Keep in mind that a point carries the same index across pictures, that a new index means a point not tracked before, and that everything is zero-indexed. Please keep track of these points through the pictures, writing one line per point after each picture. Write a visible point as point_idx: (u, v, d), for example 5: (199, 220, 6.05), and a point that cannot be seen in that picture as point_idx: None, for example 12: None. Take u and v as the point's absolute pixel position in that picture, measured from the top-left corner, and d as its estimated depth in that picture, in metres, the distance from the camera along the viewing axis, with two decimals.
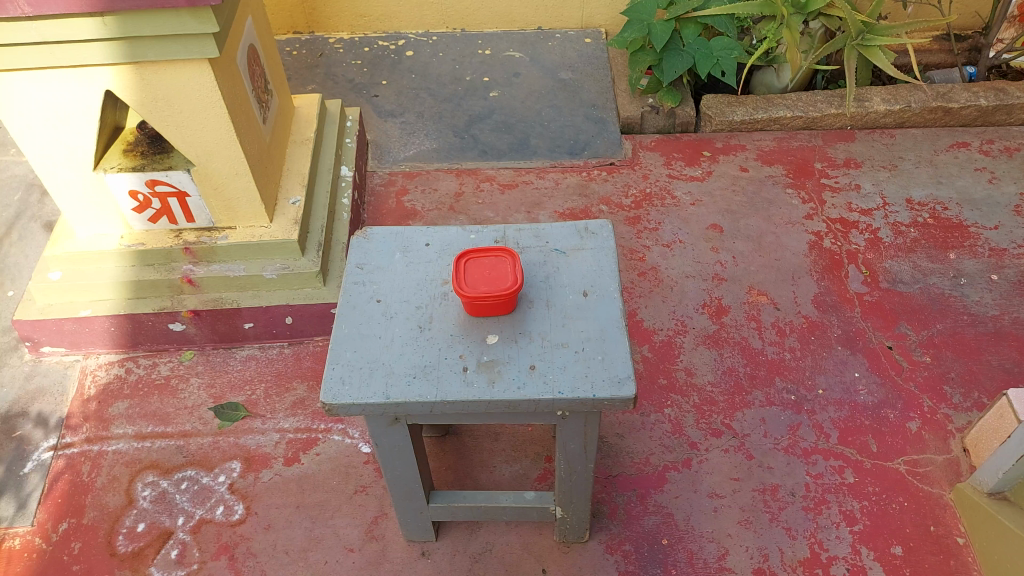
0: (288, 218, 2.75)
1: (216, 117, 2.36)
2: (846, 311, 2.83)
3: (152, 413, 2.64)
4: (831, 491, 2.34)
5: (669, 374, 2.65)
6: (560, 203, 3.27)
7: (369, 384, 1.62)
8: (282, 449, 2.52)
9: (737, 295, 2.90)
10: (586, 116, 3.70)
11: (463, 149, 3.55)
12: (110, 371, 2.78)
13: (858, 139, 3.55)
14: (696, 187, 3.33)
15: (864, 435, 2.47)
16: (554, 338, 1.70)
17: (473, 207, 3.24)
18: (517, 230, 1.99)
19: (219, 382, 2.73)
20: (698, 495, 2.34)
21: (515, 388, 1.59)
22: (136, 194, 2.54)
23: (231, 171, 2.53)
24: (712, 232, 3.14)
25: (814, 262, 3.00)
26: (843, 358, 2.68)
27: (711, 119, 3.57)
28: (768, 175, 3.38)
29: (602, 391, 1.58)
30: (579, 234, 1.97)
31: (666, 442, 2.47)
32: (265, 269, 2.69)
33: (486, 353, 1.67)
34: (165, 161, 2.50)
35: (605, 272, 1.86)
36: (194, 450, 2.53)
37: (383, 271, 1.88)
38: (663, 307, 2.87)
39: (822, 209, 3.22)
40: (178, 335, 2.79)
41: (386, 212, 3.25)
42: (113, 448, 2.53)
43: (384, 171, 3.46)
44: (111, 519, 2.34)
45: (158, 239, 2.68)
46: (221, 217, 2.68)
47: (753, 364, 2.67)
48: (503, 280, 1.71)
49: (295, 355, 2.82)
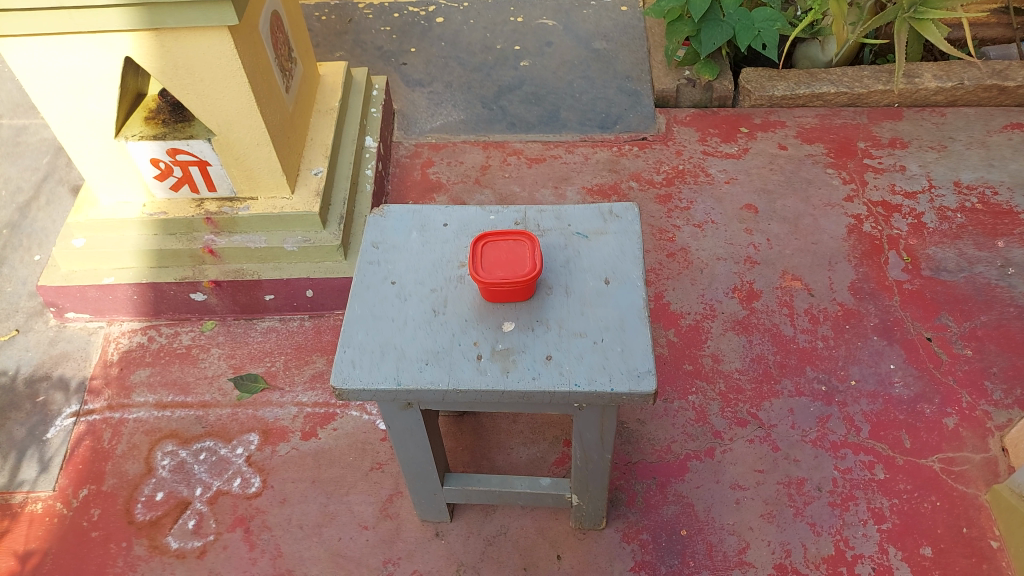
0: (309, 190, 2.70)
1: (237, 86, 2.30)
2: (884, 299, 2.71)
3: (172, 382, 2.64)
4: (860, 488, 2.25)
5: (695, 360, 2.57)
6: (588, 178, 3.18)
7: (380, 367, 1.58)
8: (300, 423, 2.51)
9: (769, 279, 2.79)
10: (619, 88, 3.56)
11: (490, 121, 3.46)
12: (132, 338, 2.79)
13: (906, 117, 3.37)
14: (731, 164, 3.21)
15: (896, 429, 2.37)
16: (572, 326, 1.63)
17: (500, 181, 3.18)
18: (538, 211, 1.91)
19: (239, 353, 2.72)
20: (720, 486, 2.28)
21: (529, 378, 1.54)
22: (157, 162, 2.51)
23: (253, 142, 2.48)
24: (747, 213, 3.02)
25: (853, 247, 2.88)
26: (879, 349, 2.57)
27: (749, 94, 3.42)
28: (808, 154, 3.23)
29: (620, 384, 1.52)
30: (603, 216, 1.88)
31: (689, 431, 2.40)
32: (285, 242, 2.66)
33: (501, 341, 1.61)
34: (187, 130, 2.45)
35: (628, 257, 1.78)
36: (212, 421, 2.53)
37: (398, 250, 1.82)
38: (691, 290, 2.77)
39: (863, 191, 3.08)
40: (200, 304, 2.79)
41: (410, 185, 3.19)
42: (134, 416, 2.55)
43: (410, 142, 3.39)
44: (130, 487, 2.37)
45: (179, 208, 2.66)
46: (243, 188, 2.65)
47: (783, 352, 2.58)
48: (519, 265, 1.65)
49: (316, 328, 2.79)
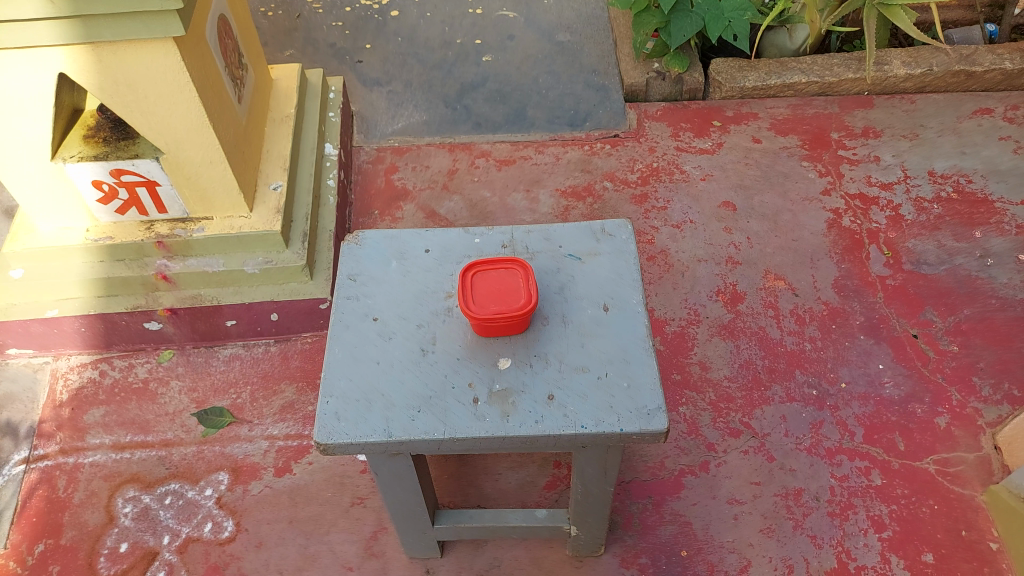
0: (270, 207, 2.52)
1: (186, 100, 2.12)
2: (868, 296, 2.67)
3: (130, 421, 2.45)
4: (858, 495, 2.21)
5: (683, 369, 2.49)
6: (561, 179, 3.07)
7: (367, 419, 1.44)
8: (272, 458, 2.35)
9: (752, 280, 2.72)
10: (587, 83, 3.44)
11: (455, 122, 3.30)
12: (82, 374, 2.58)
13: (877, 105, 3.33)
14: (706, 160, 3.12)
15: (890, 432, 2.33)
16: (572, 360, 1.52)
17: (468, 186, 3.05)
18: (526, 231, 1.79)
19: (202, 386, 2.54)
20: (717, 501, 2.20)
21: (532, 422, 1.42)
22: (100, 184, 2.30)
23: (205, 159, 2.30)
24: (725, 211, 2.94)
25: (833, 242, 2.83)
26: (867, 349, 2.53)
27: (720, 86, 3.33)
28: (782, 147, 3.17)
29: (629, 424, 1.42)
30: (595, 235, 1.77)
31: (682, 444, 2.32)
32: (246, 264, 2.49)
33: (498, 380, 1.49)
34: (131, 148, 2.25)
35: (625, 280, 1.67)
36: (176, 461, 2.36)
37: (377, 283, 1.68)
38: (674, 295, 2.69)
39: (840, 183, 3.03)
40: (155, 334, 2.59)
41: (374, 193, 3.03)
42: (90, 460, 2.36)
43: (371, 146, 3.22)
44: (91, 539, 2.20)
45: (127, 232, 2.46)
46: (197, 207, 2.46)
47: (771, 356, 2.52)
48: (513, 296, 1.52)
49: (282, 353, 2.61)
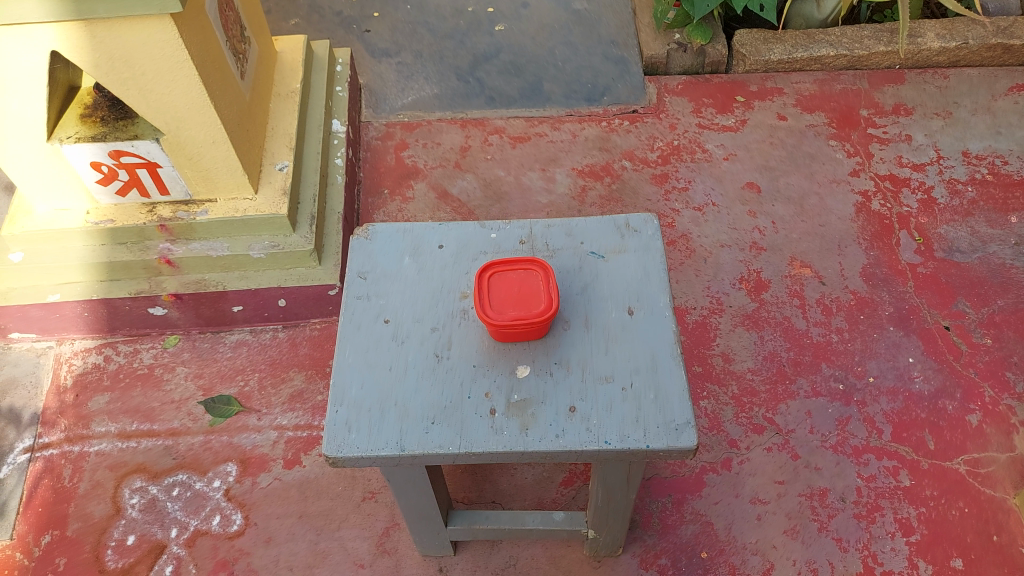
0: (275, 188, 2.42)
1: (184, 78, 2.00)
2: (898, 285, 2.56)
3: (135, 409, 2.38)
4: (885, 496, 2.14)
5: (705, 361, 2.40)
6: (578, 158, 2.95)
7: (379, 430, 1.36)
8: (281, 450, 2.29)
9: (777, 267, 2.62)
10: (605, 55, 3.28)
11: (468, 96, 3.17)
12: (86, 359, 2.49)
13: (908, 81, 3.17)
14: (729, 139, 2.99)
15: (919, 429, 2.26)
16: (596, 369, 1.44)
17: (481, 164, 2.94)
18: (546, 225, 1.69)
19: (208, 372, 2.46)
20: (740, 500, 2.14)
21: (553, 437, 1.35)
22: (99, 165, 2.20)
23: (208, 139, 2.19)
24: (750, 193, 2.83)
25: (862, 228, 2.71)
26: (896, 341, 2.43)
27: (744, 59, 3.17)
28: (809, 125, 3.03)
29: (656, 441, 1.34)
30: (619, 231, 1.67)
31: (703, 440, 2.24)
32: (251, 248, 2.39)
33: (517, 391, 1.41)
34: (130, 128, 2.15)
35: (652, 280, 1.57)
36: (183, 451, 2.29)
37: (390, 281, 1.58)
38: (696, 282, 2.59)
39: (869, 164, 2.90)
40: (159, 318, 2.51)
41: (384, 171, 2.92)
42: (95, 449, 2.29)
43: (380, 121, 3.09)
44: (97, 532, 2.13)
45: (128, 215, 2.36)
46: (199, 189, 2.35)
47: (797, 348, 2.43)
48: (533, 300, 1.44)
49: (290, 340, 2.53)
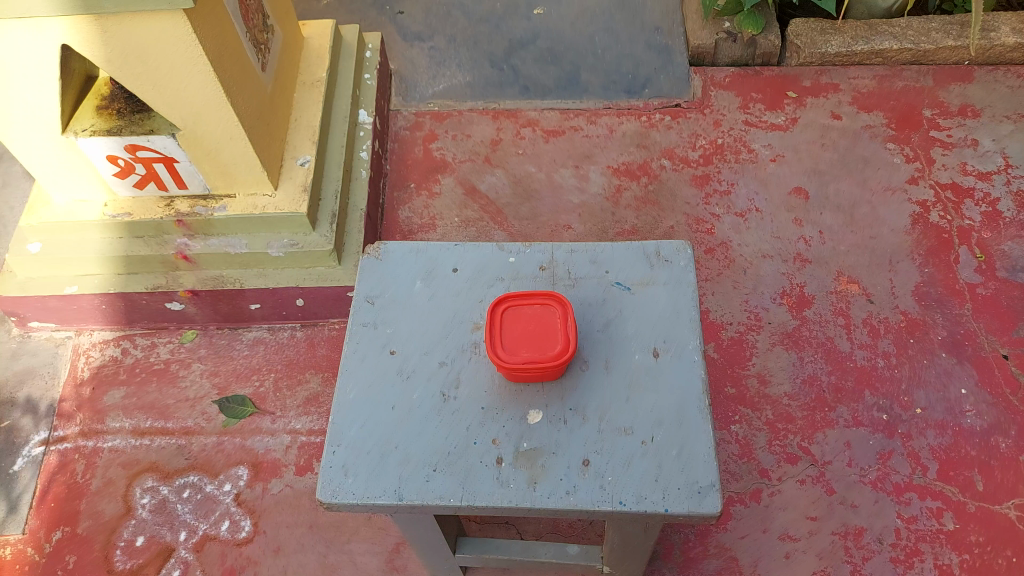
0: (295, 184, 2.33)
1: (202, 73, 1.91)
2: (953, 307, 2.38)
3: (150, 405, 2.35)
4: (926, 540, 2.00)
5: (739, 381, 2.27)
6: (614, 155, 2.80)
7: (378, 476, 1.30)
8: (294, 456, 2.24)
9: (822, 282, 2.46)
10: (648, 43, 3.09)
11: (501, 85, 3.02)
12: (104, 351, 2.48)
13: (978, 79, 2.92)
14: (777, 138, 2.81)
15: (967, 468, 2.10)
16: (615, 419, 1.35)
17: (512, 159, 2.81)
18: (569, 250, 1.60)
19: (224, 371, 2.42)
20: (768, 536, 2.02)
21: (563, 493, 1.27)
22: (115, 158, 2.13)
23: (225, 135, 2.11)
24: (796, 199, 2.65)
25: (918, 242, 2.52)
26: (948, 369, 2.26)
27: (798, 51, 2.96)
28: (865, 125, 2.82)
29: (676, 505, 1.25)
30: (649, 260, 1.57)
31: (732, 468, 2.12)
32: (270, 246, 2.31)
33: (527, 439, 1.33)
34: (147, 122, 2.07)
35: (682, 320, 1.47)
36: (196, 452, 2.26)
37: (400, 308, 1.52)
38: (733, 295, 2.44)
39: (929, 171, 2.69)
40: (176, 313, 2.47)
41: (411, 164, 2.81)
42: (109, 445, 2.28)
43: (409, 110, 2.97)
44: (107, 531, 2.13)
45: (146, 208, 2.31)
46: (217, 182, 2.28)
47: (838, 372, 2.27)
48: (548, 341, 1.34)
49: (309, 340, 2.47)
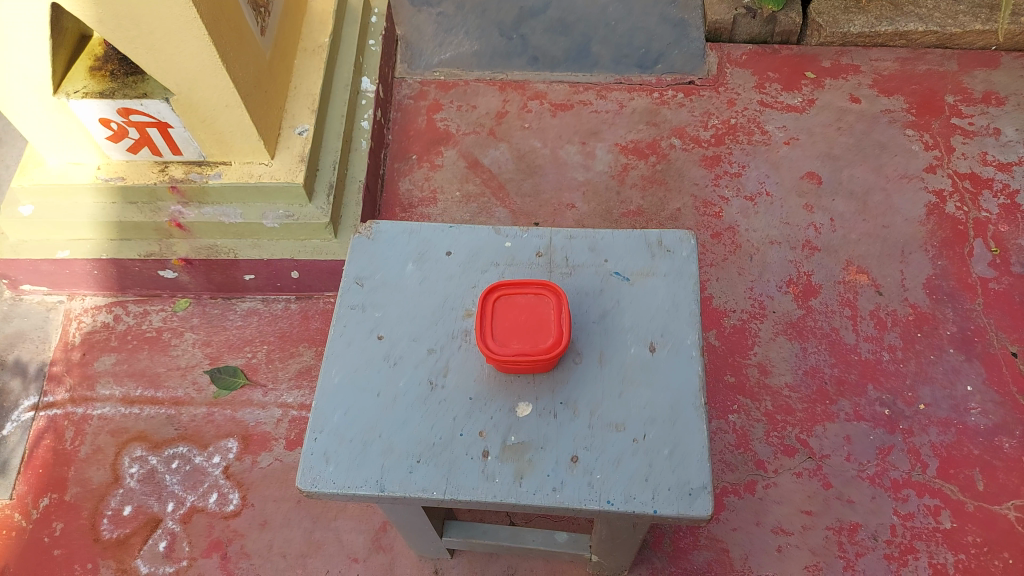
0: (293, 153, 2.27)
1: (195, 38, 1.84)
2: (965, 302, 2.31)
3: (141, 373, 2.33)
4: (922, 538, 1.96)
5: (739, 371, 2.22)
6: (622, 132, 2.72)
7: (360, 466, 1.27)
8: (284, 429, 2.21)
9: (830, 271, 2.39)
10: (662, 17, 2.98)
11: (509, 55, 2.93)
12: (96, 317, 2.45)
13: (1004, 65, 2.81)
14: (792, 120, 2.71)
15: (969, 467, 2.05)
16: (607, 414, 1.31)
17: (517, 134, 2.73)
18: (568, 236, 1.55)
19: (216, 341, 2.38)
20: (761, 529, 1.98)
21: (549, 490, 1.23)
22: (108, 122, 2.08)
23: (221, 102, 2.04)
24: (808, 184, 2.57)
25: (931, 233, 2.44)
26: (955, 366, 2.20)
27: (819, 30, 2.86)
28: (884, 110, 2.72)
29: (667, 506, 1.22)
30: (650, 249, 1.53)
31: (728, 459, 2.08)
32: (265, 217, 2.26)
33: (514, 432, 1.29)
34: (140, 86, 2.00)
35: (681, 314, 1.43)
36: (185, 422, 2.23)
37: (390, 290, 1.48)
38: (737, 282, 2.38)
39: (948, 159, 2.60)
40: (169, 281, 2.43)
41: (414, 134, 2.74)
42: (98, 412, 2.26)
43: (414, 78, 2.89)
44: (94, 499, 2.11)
45: (140, 173, 2.25)
46: (213, 150, 2.22)
47: (842, 365, 2.22)
48: (541, 332, 1.31)
49: (303, 313, 2.43)
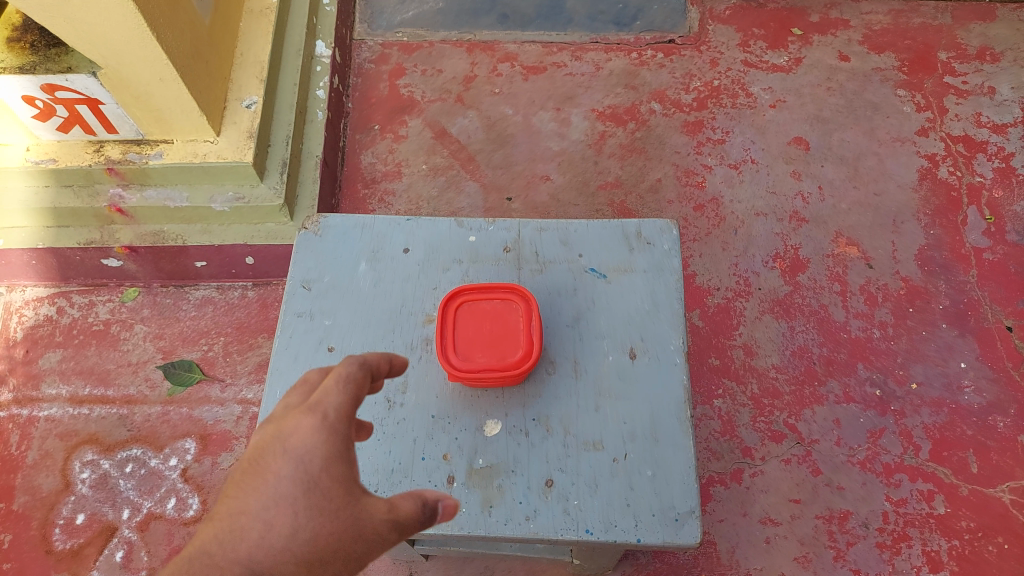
0: (241, 129, 2.08)
1: (118, 7, 1.63)
2: (959, 274, 2.21)
3: (89, 370, 2.18)
4: (915, 525, 1.89)
5: (724, 353, 2.11)
6: (599, 96, 2.55)
7: None
8: (245, 427, 2.08)
9: (819, 244, 2.27)
10: None
11: (476, 12, 2.72)
12: (38, 310, 2.27)
13: (1001, 18, 2.65)
14: (778, 81, 2.55)
15: (962, 448, 1.97)
16: (582, 432, 1.20)
17: (487, 99, 2.55)
18: (537, 229, 1.42)
19: (169, 334, 2.23)
20: (747, 520, 1.89)
21: (521, 520, 1.13)
22: (32, 100, 1.86)
23: (153, 77, 1.85)
24: (796, 150, 2.43)
25: (925, 200, 2.33)
26: (949, 342, 2.11)
27: None
28: (875, 68, 2.56)
29: (651, 534, 1.11)
30: (627, 242, 1.40)
31: (713, 447, 1.98)
32: (213, 200, 2.09)
33: (481, 454, 1.18)
34: (63, 59, 1.80)
35: (662, 315, 1.31)
36: (139, 423, 2.09)
37: (340, 295, 1.34)
38: (721, 258, 2.25)
39: (941, 121, 2.46)
40: (115, 270, 2.28)
41: (375, 102, 2.55)
42: (45, 414, 2.11)
43: (375, 40, 2.68)
44: (44, 508, 1.97)
45: (73, 154, 2.05)
46: (152, 128, 2.03)
47: (832, 345, 2.12)
48: (507, 343, 1.19)
49: (261, 301, 2.28)
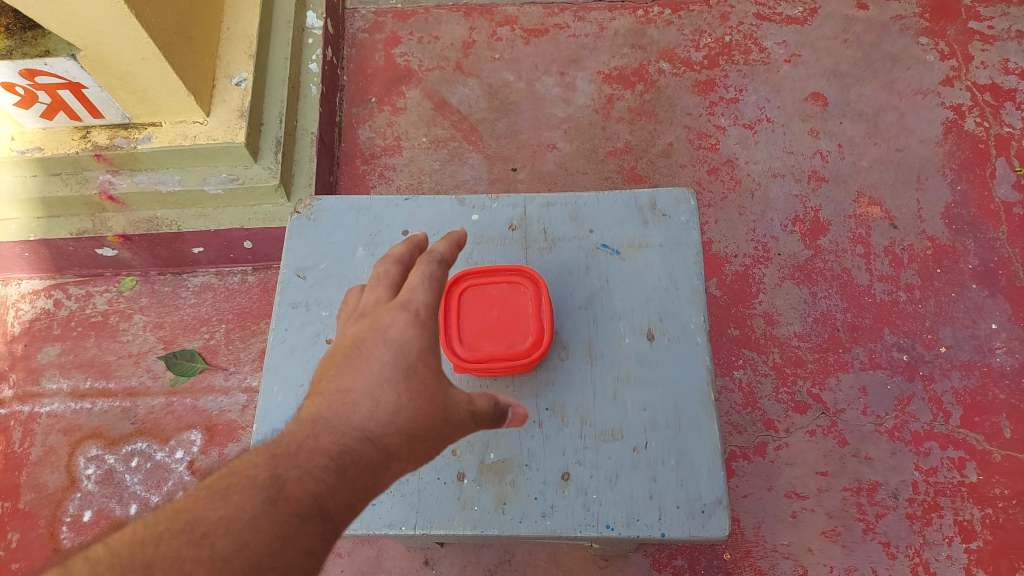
0: (231, 108, 1.99)
1: None
2: (987, 231, 2.11)
3: (89, 363, 2.12)
4: (947, 494, 1.82)
5: (743, 323, 2.03)
6: (605, 58, 2.43)
7: None
8: (251, 416, 2.02)
9: (839, 205, 2.17)
10: None
11: None
12: (35, 303, 2.21)
13: None
14: (793, 34, 2.43)
15: (995, 413, 1.90)
16: (599, 422, 1.15)
17: (487, 66, 2.44)
18: (545, 204, 1.34)
19: (169, 323, 2.17)
20: (773, 494, 1.83)
21: (538, 517, 1.09)
22: (13, 88, 1.77)
23: (137, 57, 1.75)
24: (813, 106, 2.32)
25: (950, 154, 2.22)
26: (978, 303, 2.02)
27: None
28: (895, 16, 2.43)
29: (675, 527, 1.07)
30: (642, 215, 1.32)
31: (735, 421, 1.92)
32: (206, 183, 2.01)
33: (493, 448, 1.14)
34: (40, 42, 1.70)
35: (681, 293, 1.24)
36: (143, 415, 2.04)
37: (336, 284, 1.29)
38: (738, 223, 2.16)
39: (966, 70, 2.34)
40: (110, 259, 2.20)
41: (371, 73, 2.44)
42: (47, 410, 2.05)
43: (367, 7, 2.55)
44: (52, 505, 1.93)
45: (59, 141, 1.97)
46: (139, 112, 1.94)
47: (856, 310, 2.03)
48: (516, 331, 1.15)
49: (262, 286, 2.21)
